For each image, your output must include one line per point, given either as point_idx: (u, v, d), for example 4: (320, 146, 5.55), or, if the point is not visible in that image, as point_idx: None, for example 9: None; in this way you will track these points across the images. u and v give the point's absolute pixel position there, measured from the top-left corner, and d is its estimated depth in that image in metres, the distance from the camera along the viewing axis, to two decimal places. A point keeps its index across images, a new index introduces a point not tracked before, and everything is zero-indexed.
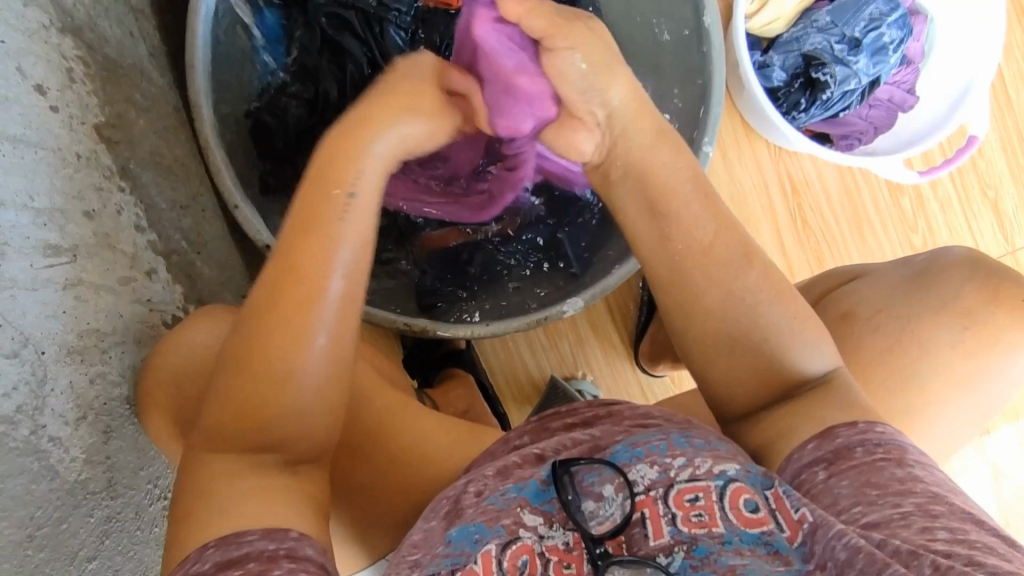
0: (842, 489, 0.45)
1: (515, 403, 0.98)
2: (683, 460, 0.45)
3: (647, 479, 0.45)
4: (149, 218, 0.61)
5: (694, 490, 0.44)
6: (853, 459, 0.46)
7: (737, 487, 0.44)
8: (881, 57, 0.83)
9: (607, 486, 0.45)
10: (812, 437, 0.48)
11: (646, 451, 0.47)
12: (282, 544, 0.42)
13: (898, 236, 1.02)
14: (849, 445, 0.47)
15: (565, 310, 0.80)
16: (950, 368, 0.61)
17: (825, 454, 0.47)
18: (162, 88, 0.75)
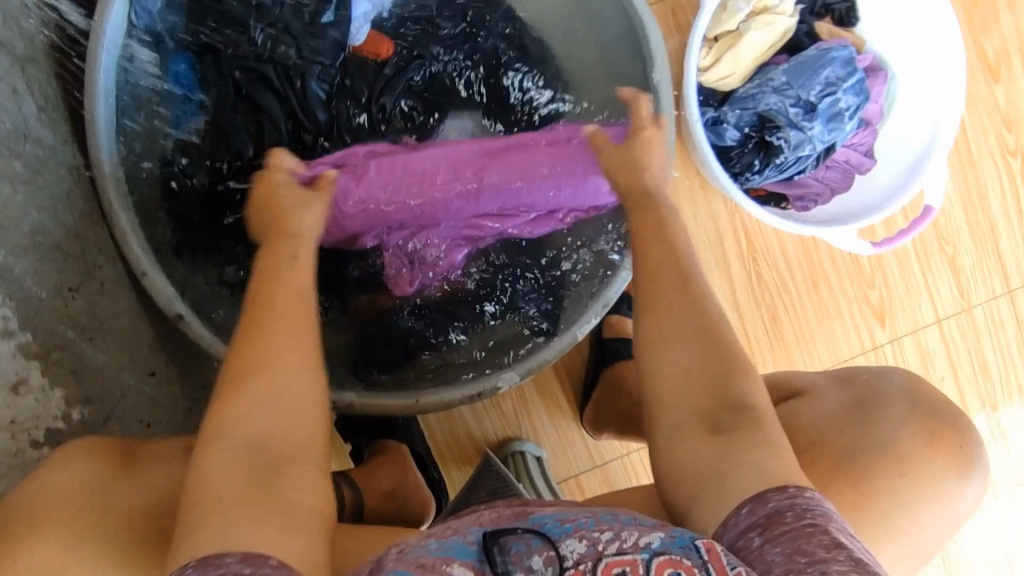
0: (772, 556, 0.43)
1: (455, 465, 0.93)
2: (610, 534, 0.45)
3: (578, 552, 0.44)
4: (22, 316, 0.55)
5: (621, 564, 0.42)
6: (785, 523, 0.44)
7: (662, 559, 0.42)
8: (837, 123, 0.79)
9: (535, 558, 0.43)
10: (746, 500, 0.46)
11: (574, 526, 0.46)
12: (253, 568, 0.39)
13: (854, 292, 0.99)
14: (780, 509, 0.45)
15: (500, 386, 0.75)
16: (893, 517, 0.53)
17: (759, 519, 0.45)
18: (54, 148, 0.68)
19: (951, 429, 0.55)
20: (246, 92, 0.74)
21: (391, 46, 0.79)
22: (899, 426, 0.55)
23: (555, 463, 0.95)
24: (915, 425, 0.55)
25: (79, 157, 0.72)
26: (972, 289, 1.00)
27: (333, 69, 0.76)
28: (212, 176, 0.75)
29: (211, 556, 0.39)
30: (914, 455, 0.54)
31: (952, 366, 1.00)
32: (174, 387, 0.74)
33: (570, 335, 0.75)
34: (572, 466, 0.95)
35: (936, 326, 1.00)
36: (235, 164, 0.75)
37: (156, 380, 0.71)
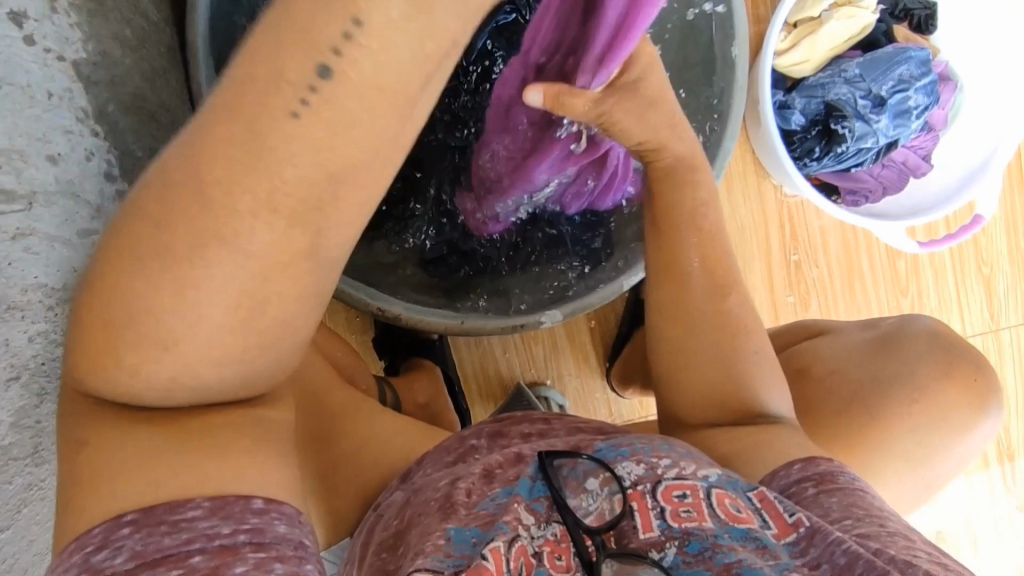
0: (829, 504, 0.45)
1: (479, 402, 0.97)
2: (667, 460, 0.45)
3: (634, 475, 0.44)
4: (122, 166, 0.57)
5: (682, 487, 0.43)
6: (838, 482, 0.47)
7: (720, 491, 0.44)
8: (902, 120, 0.81)
9: (591, 479, 0.44)
10: (798, 460, 0.49)
11: (630, 450, 0.46)
12: (266, 522, 0.36)
13: (887, 297, 1.01)
14: (830, 470, 0.48)
15: (543, 321, 0.80)
16: (908, 443, 0.56)
17: (813, 474, 0.48)
18: (158, 26, 0.70)
19: (967, 364, 0.58)
20: None
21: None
22: (920, 359, 0.58)
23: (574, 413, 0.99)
24: (933, 360, 0.57)
25: (177, 40, 0.75)
26: (1002, 311, 1.03)
27: None
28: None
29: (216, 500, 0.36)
30: (938, 406, 0.57)
31: None
32: None
33: (615, 284, 0.80)
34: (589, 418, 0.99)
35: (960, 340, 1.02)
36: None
37: None
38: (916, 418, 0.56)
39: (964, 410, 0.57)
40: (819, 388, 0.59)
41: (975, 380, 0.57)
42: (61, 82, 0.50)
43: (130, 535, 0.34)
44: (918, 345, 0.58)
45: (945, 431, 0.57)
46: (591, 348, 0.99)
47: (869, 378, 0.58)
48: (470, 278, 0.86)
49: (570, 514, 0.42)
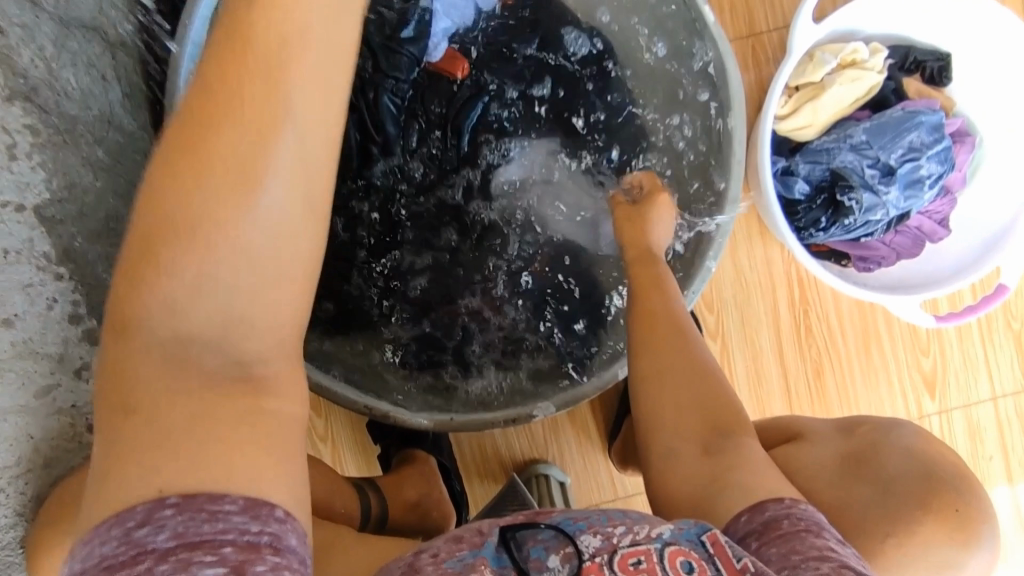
0: (768, 556, 0.44)
1: (478, 479, 0.96)
2: (622, 527, 0.44)
3: (592, 546, 0.43)
4: (90, 301, 0.57)
5: (636, 553, 0.42)
6: (781, 530, 0.45)
7: (673, 549, 0.42)
8: (914, 189, 0.76)
9: (553, 557, 0.43)
10: (743, 509, 0.48)
11: (587, 522, 0.45)
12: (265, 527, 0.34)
13: (907, 356, 0.96)
14: (777, 517, 0.46)
15: (535, 414, 0.75)
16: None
17: (755, 525, 0.46)
18: (135, 135, 0.69)
19: (949, 493, 0.54)
20: None
21: (464, 64, 0.79)
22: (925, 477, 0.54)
23: (577, 488, 0.96)
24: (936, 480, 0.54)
25: (155, 143, 0.74)
26: None
27: (407, 86, 0.77)
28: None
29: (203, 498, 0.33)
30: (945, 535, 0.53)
31: (1001, 445, 0.97)
32: None
33: (609, 373, 0.76)
34: (593, 495, 0.96)
35: (991, 403, 0.97)
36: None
37: None
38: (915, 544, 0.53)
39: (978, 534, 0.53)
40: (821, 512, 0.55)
41: (955, 514, 0.53)
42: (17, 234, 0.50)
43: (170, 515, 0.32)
44: (891, 468, 0.56)
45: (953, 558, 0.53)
46: (593, 422, 0.96)
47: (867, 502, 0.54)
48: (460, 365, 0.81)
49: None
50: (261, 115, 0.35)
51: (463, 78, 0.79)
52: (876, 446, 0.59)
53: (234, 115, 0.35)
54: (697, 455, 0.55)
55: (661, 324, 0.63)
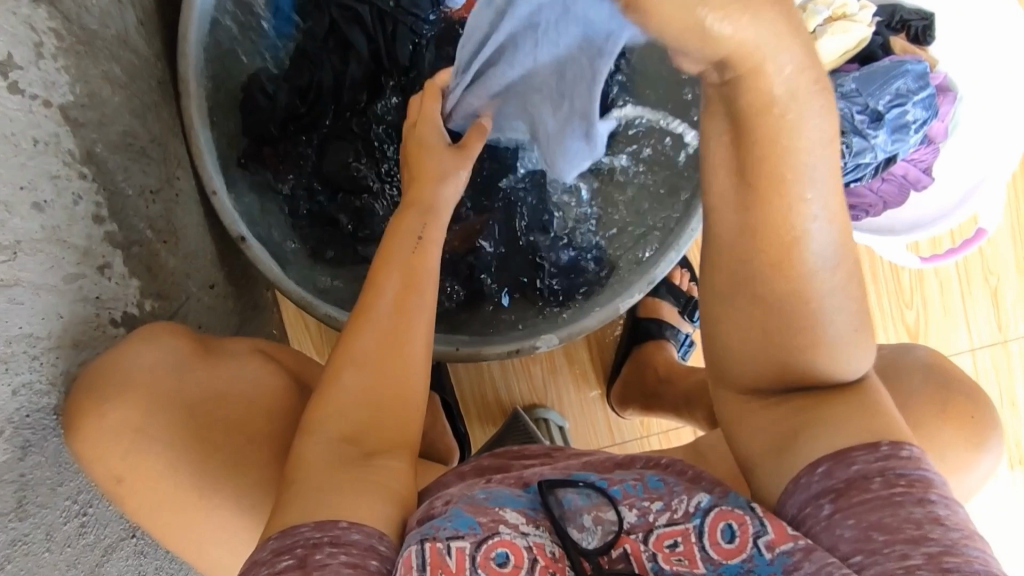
0: (843, 526, 0.40)
1: (479, 422, 0.98)
2: (660, 503, 0.44)
3: (629, 520, 0.43)
4: (111, 207, 0.58)
5: (674, 534, 0.42)
6: (868, 491, 0.40)
7: (718, 515, 0.42)
8: (902, 134, 0.80)
9: (585, 516, 0.43)
10: (824, 459, 0.43)
11: (624, 491, 0.45)
12: (328, 533, 0.42)
13: (892, 308, 1.00)
14: (866, 473, 0.41)
15: (538, 346, 0.79)
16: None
17: (836, 483, 0.41)
18: (148, 61, 0.70)
19: (963, 399, 0.56)
20: (338, 27, 0.78)
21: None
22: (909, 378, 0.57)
23: (576, 432, 0.98)
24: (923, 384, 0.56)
25: (167, 73, 0.75)
26: (1010, 321, 1.01)
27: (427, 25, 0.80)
28: (291, 100, 0.78)
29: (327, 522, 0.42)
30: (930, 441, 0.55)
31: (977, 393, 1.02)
32: (230, 303, 0.78)
33: (611, 307, 0.78)
34: (591, 439, 0.98)
35: (968, 354, 1.01)
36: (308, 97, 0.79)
37: (215, 292, 0.75)
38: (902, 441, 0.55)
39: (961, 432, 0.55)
40: None
41: (971, 418, 0.55)
42: (47, 127, 0.51)
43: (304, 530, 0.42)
44: (912, 383, 0.57)
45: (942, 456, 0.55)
46: (592, 368, 0.98)
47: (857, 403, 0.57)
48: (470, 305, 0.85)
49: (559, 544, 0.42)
50: (416, 282, 0.57)
51: None
52: (893, 364, 0.59)
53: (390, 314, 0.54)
54: (778, 403, 0.48)
55: (776, 239, 0.43)
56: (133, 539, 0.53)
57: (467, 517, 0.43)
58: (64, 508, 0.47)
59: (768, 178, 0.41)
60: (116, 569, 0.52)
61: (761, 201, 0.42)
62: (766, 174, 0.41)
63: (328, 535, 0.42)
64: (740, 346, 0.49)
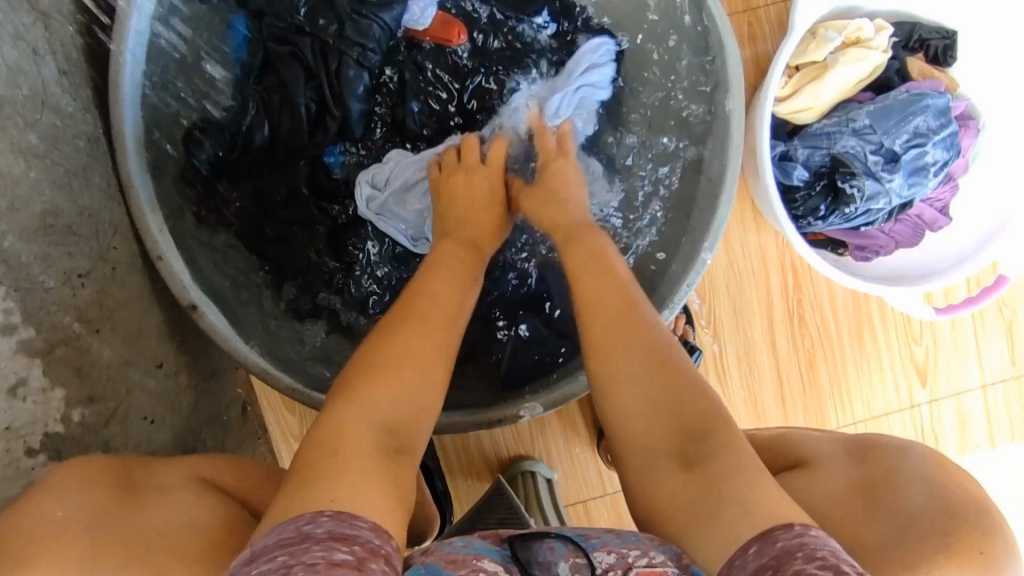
0: None
1: (463, 477, 0.92)
2: (638, 550, 0.46)
3: (605, 562, 0.45)
4: (26, 309, 0.50)
5: (648, 574, 0.43)
6: (796, 561, 0.39)
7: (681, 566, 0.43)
8: (919, 177, 0.72)
9: (561, 564, 0.44)
10: (751, 538, 0.43)
11: (601, 543, 0.47)
12: (385, 544, 0.38)
13: (900, 346, 0.94)
14: (789, 549, 0.40)
15: (522, 416, 0.72)
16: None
17: (767, 560, 0.40)
18: (75, 117, 0.62)
19: (980, 530, 0.49)
20: (275, 64, 0.74)
21: (462, 31, 0.78)
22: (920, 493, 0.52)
23: (566, 485, 0.93)
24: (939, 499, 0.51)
25: (101, 126, 0.66)
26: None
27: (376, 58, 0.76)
28: (223, 146, 0.74)
29: (346, 513, 0.38)
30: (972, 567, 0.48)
31: (989, 435, 0.96)
32: (182, 378, 0.71)
33: None
34: (582, 492, 0.93)
35: (979, 391, 0.96)
36: (244, 143, 0.74)
37: (164, 373, 0.68)
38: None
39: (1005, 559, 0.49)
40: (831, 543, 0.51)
41: (984, 553, 0.48)
42: None
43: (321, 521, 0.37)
44: (913, 500, 0.52)
45: None
46: (581, 418, 0.92)
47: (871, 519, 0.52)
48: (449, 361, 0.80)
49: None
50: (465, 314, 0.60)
51: (458, 45, 0.79)
52: (891, 479, 0.54)
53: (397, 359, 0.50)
54: (674, 467, 0.51)
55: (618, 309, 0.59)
56: None
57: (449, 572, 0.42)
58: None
59: (612, 331, 0.58)
60: None
61: (628, 312, 0.59)
62: (617, 339, 0.57)
63: (351, 534, 0.37)
64: (628, 407, 0.55)
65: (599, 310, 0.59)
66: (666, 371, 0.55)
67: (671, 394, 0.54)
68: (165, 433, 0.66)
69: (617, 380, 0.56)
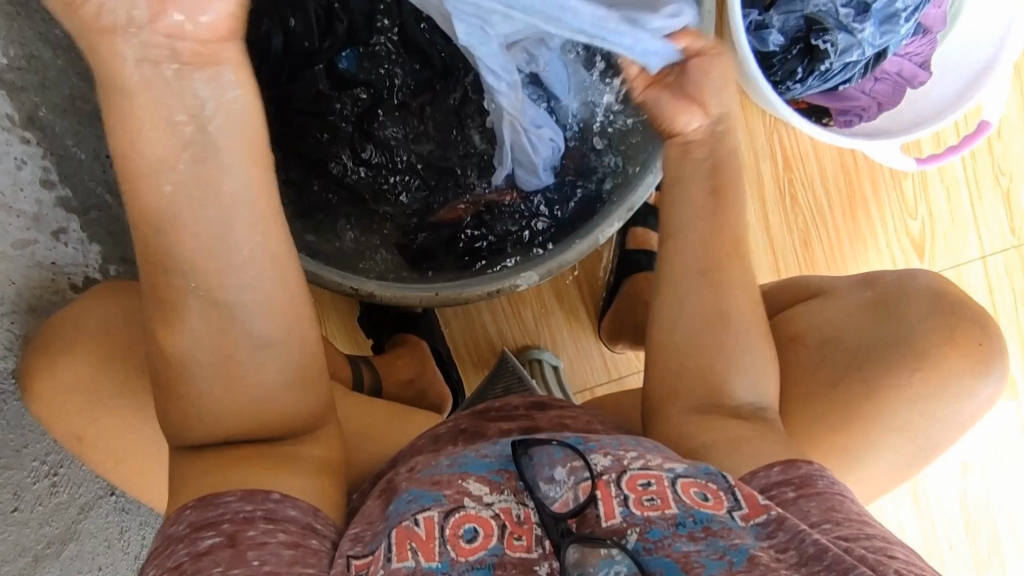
0: (808, 507, 0.45)
1: (473, 368, 0.97)
2: (635, 454, 0.46)
3: (601, 465, 0.44)
4: (62, 170, 0.58)
5: (646, 476, 0.43)
6: (816, 487, 0.46)
7: (685, 481, 0.43)
8: (890, 26, 0.74)
9: (558, 468, 0.44)
10: (776, 461, 0.48)
11: (598, 445, 0.47)
12: (259, 507, 0.41)
13: (895, 220, 0.96)
14: (809, 475, 0.46)
15: (519, 283, 0.77)
16: (904, 413, 0.55)
17: (792, 478, 0.46)
18: None
19: (969, 325, 0.57)
20: None
21: None
22: (918, 317, 0.57)
23: (573, 371, 0.98)
24: (936, 318, 0.56)
25: None
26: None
27: None
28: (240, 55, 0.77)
29: (209, 498, 0.41)
30: (937, 373, 0.55)
31: (991, 303, 0.97)
32: None
33: (593, 237, 0.76)
34: (588, 378, 0.98)
35: (979, 262, 0.97)
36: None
37: None
38: (912, 380, 0.55)
39: (967, 373, 0.55)
40: (811, 355, 0.58)
41: (977, 344, 0.56)
42: None
43: (229, 501, 0.41)
44: (917, 313, 0.57)
45: (947, 397, 0.55)
46: (583, 307, 0.98)
47: (859, 343, 0.57)
48: (478, 255, 0.82)
49: (526, 507, 0.42)
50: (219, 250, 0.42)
51: None
52: (900, 295, 0.58)
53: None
54: (707, 411, 0.53)
55: (730, 245, 0.56)
56: (111, 496, 0.66)
57: (433, 492, 0.43)
58: (33, 468, 0.59)
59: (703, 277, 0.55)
60: (94, 526, 0.65)
61: (737, 255, 0.56)
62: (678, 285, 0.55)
63: (259, 509, 0.41)
64: (665, 364, 0.55)
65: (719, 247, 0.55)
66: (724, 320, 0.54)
67: (710, 317, 0.54)
68: None
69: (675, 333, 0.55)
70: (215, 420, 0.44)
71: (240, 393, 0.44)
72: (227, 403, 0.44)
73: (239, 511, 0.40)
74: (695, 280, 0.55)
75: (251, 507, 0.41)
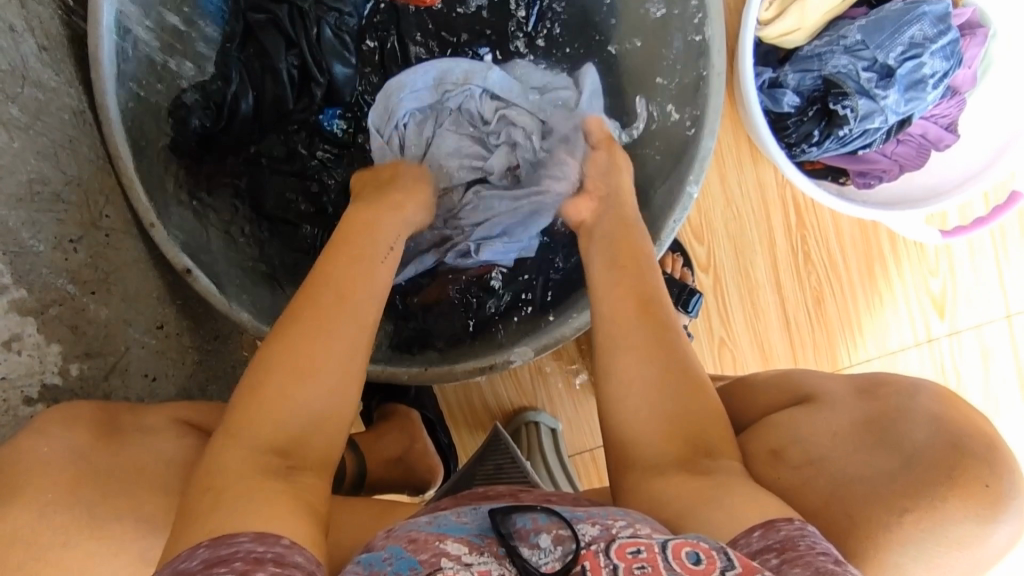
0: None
1: (466, 429, 0.93)
2: (624, 525, 0.41)
3: (589, 535, 0.40)
4: (16, 271, 0.53)
5: (636, 544, 0.38)
6: (801, 554, 0.37)
7: (679, 542, 0.38)
8: (917, 92, 0.69)
9: (544, 535, 0.39)
10: (757, 525, 0.40)
11: (586, 517, 0.43)
12: (271, 549, 0.34)
13: (915, 278, 0.91)
14: (793, 538, 0.38)
15: (512, 360, 0.71)
16: (892, 557, 0.44)
17: (772, 543, 0.38)
18: (58, 90, 0.63)
19: (977, 463, 0.44)
20: (257, 35, 0.73)
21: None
22: (913, 437, 0.47)
23: (571, 433, 0.94)
24: (936, 441, 0.46)
25: (86, 100, 0.68)
26: None
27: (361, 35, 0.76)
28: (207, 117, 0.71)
29: (224, 536, 0.35)
30: (932, 514, 0.44)
31: (1016, 364, 0.92)
32: (184, 340, 0.73)
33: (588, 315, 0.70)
34: (587, 440, 0.94)
35: (1004, 322, 0.91)
36: (229, 112, 0.71)
37: (165, 333, 0.70)
38: (902, 519, 0.44)
39: (968, 520, 0.43)
40: (787, 473, 0.50)
41: (983, 487, 0.43)
42: None
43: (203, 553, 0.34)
44: (915, 438, 0.47)
45: (946, 539, 0.43)
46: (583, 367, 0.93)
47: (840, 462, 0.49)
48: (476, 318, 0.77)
49: (510, 564, 0.37)
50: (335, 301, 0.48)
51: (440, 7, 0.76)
52: (898, 415, 0.50)
53: (337, 293, 0.48)
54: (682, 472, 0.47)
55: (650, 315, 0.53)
56: None
57: (409, 557, 0.38)
58: None
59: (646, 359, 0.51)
60: None
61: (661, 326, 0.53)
62: (617, 361, 0.52)
63: (268, 551, 0.34)
64: (638, 451, 0.49)
65: (625, 323, 0.53)
66: (682, 390, 0.50)
67: (668, 387, 0.50)
68: (167, 389, 0.69)
69: (637, 407, 0.50)
70: (272, 396, 0.43)
71: (302, 406, 0.44)
72: (289, 405, 0.43)
73: (249, 553, 0.34)
74: (629, 357, 0.52)
75: (262, 549, 0.34)
